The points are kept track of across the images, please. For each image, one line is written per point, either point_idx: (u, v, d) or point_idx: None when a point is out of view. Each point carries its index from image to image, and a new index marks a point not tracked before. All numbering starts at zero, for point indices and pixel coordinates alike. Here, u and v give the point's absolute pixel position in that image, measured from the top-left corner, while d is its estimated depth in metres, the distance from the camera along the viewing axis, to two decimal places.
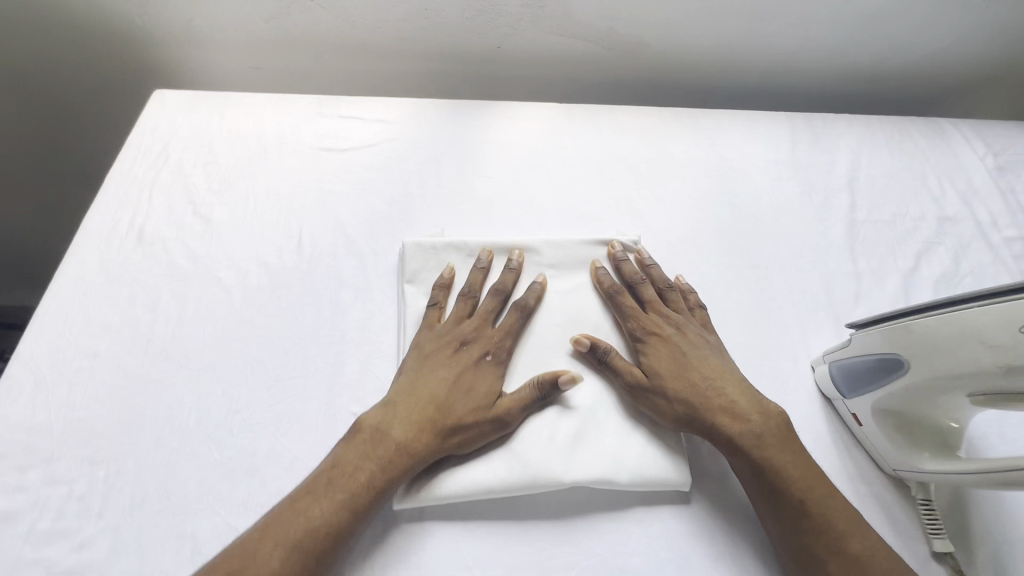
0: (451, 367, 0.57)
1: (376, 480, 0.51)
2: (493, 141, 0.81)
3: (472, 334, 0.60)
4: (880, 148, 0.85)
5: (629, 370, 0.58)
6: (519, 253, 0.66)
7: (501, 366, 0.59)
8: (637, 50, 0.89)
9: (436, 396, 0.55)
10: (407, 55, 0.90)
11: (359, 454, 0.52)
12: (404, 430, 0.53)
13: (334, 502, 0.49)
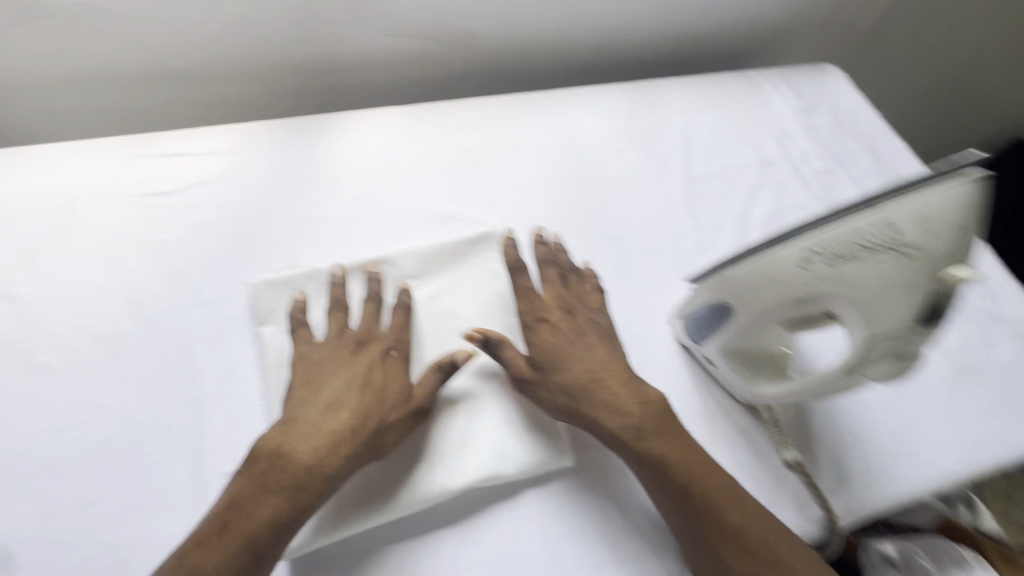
0: (350, 373, 0.57)
1: (287, 507, 0.49)
2: (337, 154, 0.78)
3: (368, 335, 0.60)
4: (706, 107, 0.93)
5: (516, 362, 0.59)
6: (378, 261, 0.66)
7: (403, 362, 0.59)
8: (471, 42, 0.89)
9: (330, 407, 0.54)
10: (228, 75, 0.83)
11: (258, 489, 0.50)
12: (308, 450, 0.51)
13: (245, 535, 0.48)
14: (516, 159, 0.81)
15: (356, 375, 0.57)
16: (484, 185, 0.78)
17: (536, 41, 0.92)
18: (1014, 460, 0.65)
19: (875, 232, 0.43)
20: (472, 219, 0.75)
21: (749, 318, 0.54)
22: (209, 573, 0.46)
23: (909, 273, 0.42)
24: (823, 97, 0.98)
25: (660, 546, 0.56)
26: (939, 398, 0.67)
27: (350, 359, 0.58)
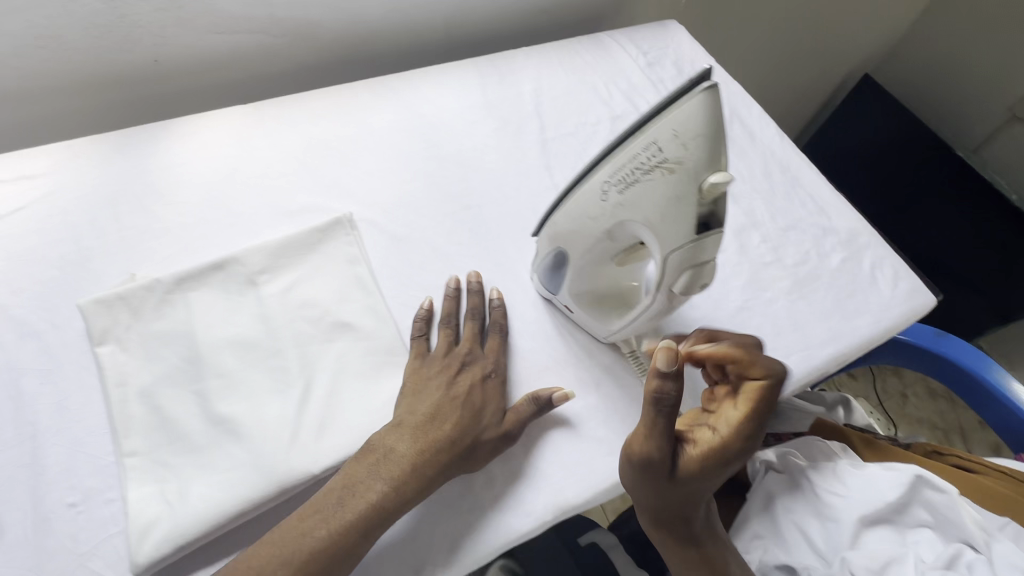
0: (455, 389, 0.59)
1: (386, 500, 0.51)
2: (176, 162, 0.74)
3: (469, 356, 0.62)
4: (557, 73, 0.95)
5: (507, 422, 0.59)
6: (477, 276, 0.69)
7: (501, 383, 0.62)
8: (310, 32, 0.87)
9: (452, 419, 0.56)
10: (43, 92, 0.77)
11: (367, 476, 0.52)
12: (406, 445, 0.54)
13: (345, 521, 0.50)
14: (369, 143, 0.81)
15: (473, 385, 0.60)
16: (337, 172, 0.77)
17: (379, 24, 0.91)
18: (848, 354, 0.72)
19: (642, 154, 0.47)
20: (326, 209, 0.74)
21: (581, 260, 0.57)
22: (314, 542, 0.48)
23: (677, 186, 0.46)
24: (666, 51, 1.03)
25: (543, 478, 0.58)
26: (781, 310, 0.74)
27: (471, 373, 0.60)
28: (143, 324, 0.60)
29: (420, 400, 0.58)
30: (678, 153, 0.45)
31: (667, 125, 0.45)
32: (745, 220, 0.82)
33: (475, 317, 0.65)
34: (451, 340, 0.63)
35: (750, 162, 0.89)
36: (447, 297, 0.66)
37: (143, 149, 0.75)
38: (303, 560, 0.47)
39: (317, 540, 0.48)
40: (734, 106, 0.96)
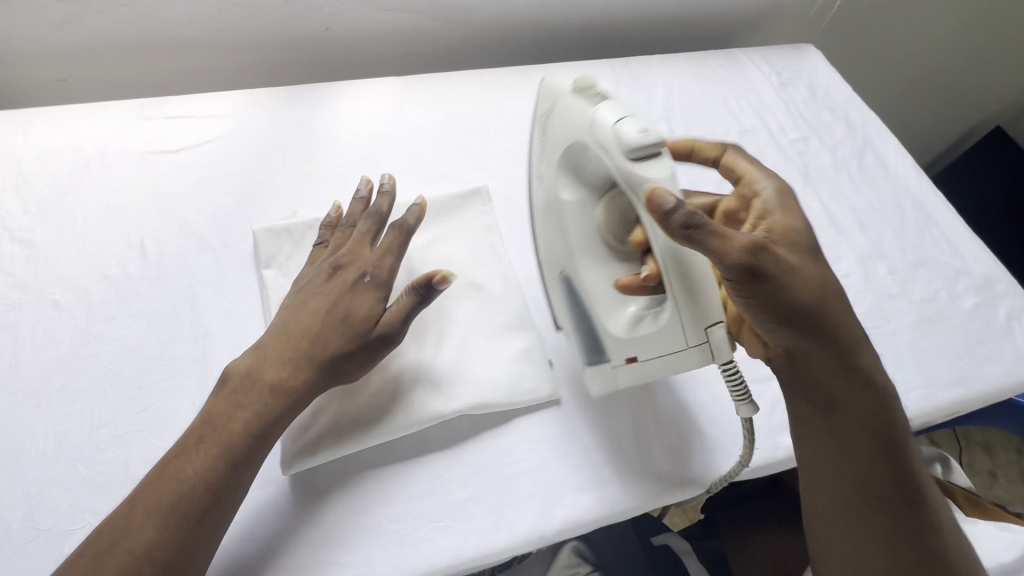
0: (325, 295, 0.57)
1: (253, 426, 0.51)
2: (336, 118, 0.81)
3: (346, 259, 0.60)
4: (688, 82, 0.97)
5: (383, 322, 0.56)
6: (390, 177, 0.66)
7: (379, 283, 0.58)
8: (463, 18, 0.93)
9: (312, 331, 0.56)
10: (232, 45, 0.87)
11: (224, 407, 0.52)
12: (305, 374, 0.54)
13: (228, 438, 0.50)
14: (505, 125, 0.85)
15: (344, 292, 0.57)
16: (474, 148, 0.82)
17: (524, 17, 0.96)
18: (975, 401, 0.69)
19: (543, 127, 0.61)
20: (464, 180, 0.79)
21: (584, 259, 0.56)
22: (190, 474, 0.48)
23: (570, 112, 0.56)
24: (800, 72, 1.02)
25: (649, 455, 0.60)
26: (905, 344, 0.71)
27: (353, 278, 0.58)
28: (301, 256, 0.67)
29: (315, 318, 0.56)
30: (558, 101, 0.58)
31: (552, 94, 0.60)
32: (872, 249, 0.80)
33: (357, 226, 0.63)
34: (324, 257, 0.62)
35: (881, 193, 0.86)
36: (356, 201, 0.65)
37: (309, 104, 0.82)
38: (170, 504, 0.46)
39: (192, 469, 0.48)
40: (868, 135, 0.94)
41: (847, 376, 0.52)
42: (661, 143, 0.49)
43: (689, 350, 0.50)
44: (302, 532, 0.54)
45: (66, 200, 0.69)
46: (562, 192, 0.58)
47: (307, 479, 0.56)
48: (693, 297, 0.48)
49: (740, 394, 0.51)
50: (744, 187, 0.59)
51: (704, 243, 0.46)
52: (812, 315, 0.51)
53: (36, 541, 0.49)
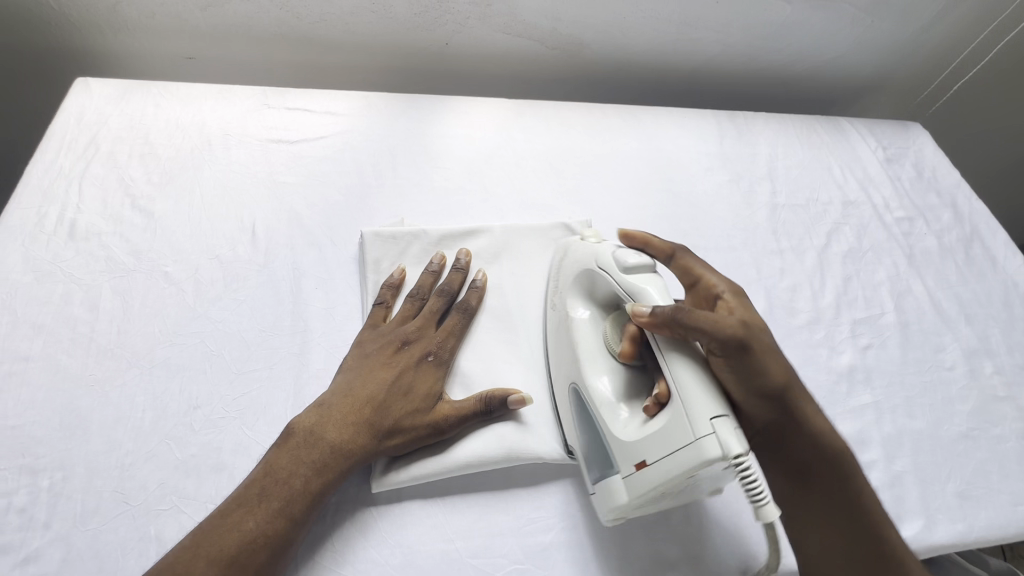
0: (391, 366, 0.55)
1: (312, 485, 0.49)
2: (448, 132, 0.82)
3: (414, 335, 0.58)
4: (794, 143, 0.95)
5: (435, 412, 0.54)
6: (467, 255, 0.66)
7: (442, 366, 0.57)
8: (578, 50, 0.94)
9: (375, 399, 0.53)
10: (354, 47, 0.89)
11: (286, 462, 0.49)
12: (365, 442, 0.51)
13: (292, 495, 0.48)
14: (611, 163, 0.85)
15: (411, 366, 0.56)
16: (579, 180, 0.82)
17: (638, 55, 0.96)
18: None
19: (557, 272, 0.64)
20: (565, 211, 0.78)
21: (594, 368, 0.55)
22: (250, 530, 0.45)
23: (582, 255, 0.61)
24: (908, 148, 1.00)
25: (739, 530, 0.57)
26: (1012, 452, 0.68)
27: (420, 355, 0.57)
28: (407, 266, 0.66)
29: (376, 383, 0.54)
30: (574, 246, 0.63)
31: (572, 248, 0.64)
32: (978, 344, 0.77)
33: (425, 298, 0.61)
34: (385, 323, 0.60)
35: (989, 287, 0.83)
36: (426, 272, 0.63)
37: (422, 114, 0.83)
38: (227, 557, 0.44)
39: (252, 524, 0.46)
40: (976, 224, 0.91)
41: (812, 455, 0.52)
42: (650, 266, 0.55)
43: (696, 446, 0.44)
44: (383, 556, 0.50)
45: (185, 177, 0.70)
46: (571, 310, 0.59)
47: (393, 500, 0.53)
48: (689, 388, 0.46)
49: (755, 492, 0.44)
50: (702, 287, 0.56)
51: (687, 322, 0.47)
52: (783, 393, 0.50)
53: (123, 516, 0.49)
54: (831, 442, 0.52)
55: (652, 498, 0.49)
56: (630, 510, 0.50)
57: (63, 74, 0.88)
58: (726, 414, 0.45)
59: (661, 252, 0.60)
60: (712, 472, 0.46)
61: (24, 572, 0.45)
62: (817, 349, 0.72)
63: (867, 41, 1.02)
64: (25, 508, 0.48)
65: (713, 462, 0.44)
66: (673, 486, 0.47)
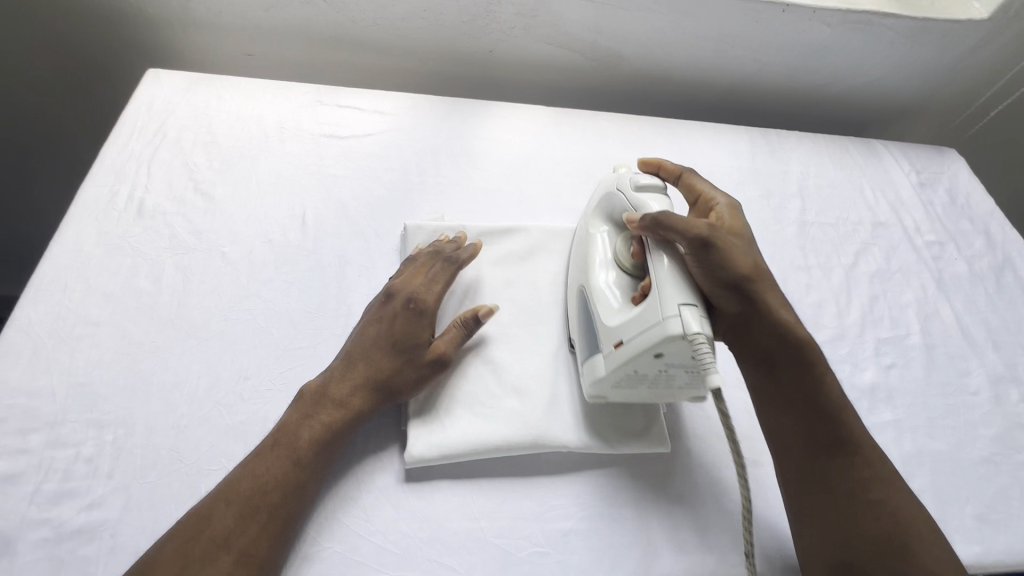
0: (380, 322, 0.59)
1: (318, 437, 0.52)
2: (488, 136, 0.86)
3: (399, 292, 0.61)
4: (826, 162, 0.96)
5: (429, 347, 0.58)
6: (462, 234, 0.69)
7: (426, 311, 0.59)
8: (616, 63, 0.97)
9: (368, 353, 0.57)
10: (403, 51, 0.93)
11: (298, 417, 0.53)
12: (362, 399, 0.55)
13: (301, 446, 0.52)
14: None
15: (399, 321, 0.58)
16: None
17: (675, 71, 0.99)
18: None
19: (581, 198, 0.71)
20: None
21: (598, 273, 0.61)
22: (264, 478, 0.49)
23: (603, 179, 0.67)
24: (942, 174, 1.00)
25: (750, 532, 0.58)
26: None
27: (403, 306, 0.59)
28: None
29: (370, 341, 0.58)
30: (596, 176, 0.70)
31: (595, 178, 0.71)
32: (1004, 372, 0.77)
33: (412, 264, 0.65)
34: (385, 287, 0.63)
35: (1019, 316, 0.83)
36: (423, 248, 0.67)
37: (464, 117, 0.87)
38: (241, 499, 0.48)
39: (266, 471, 0.50)
40: (1009, 252, 0.90)
41: (779, 347, 0.57)
42: (661, 188, 0.61)
43: (662, 323, 0.50)
44: (413, 529, 0.53)
45: (243, 165, 0.75)
46: (591, 227, 0.65)
47: (424, 475, 0.56)
48: (666, 279, 0.52)
49: (701, 365, 0.49)
50: (700, 203, 0.63)
51: (664, 225, 0.54)
52: (746, 287, 0.55)
53: (177, 473, 0.53)
54: (800, 336, 0.57)
55: (625, 375, 0.54)
56: (607, 385, 0.56)
57: (134, 69, 0.95)
58: (693, 302, 0.51)
59: (668, 175, 0.66)
60: (676, 354, 0.51)
61: (88, 516, 0.49)
62: (840, 364, 0.73)
63: (904, 65, 1.03)
64: (90, 459, 0.52)
65: (674, 337, 0.49)
66: (645, 366, 0.53)
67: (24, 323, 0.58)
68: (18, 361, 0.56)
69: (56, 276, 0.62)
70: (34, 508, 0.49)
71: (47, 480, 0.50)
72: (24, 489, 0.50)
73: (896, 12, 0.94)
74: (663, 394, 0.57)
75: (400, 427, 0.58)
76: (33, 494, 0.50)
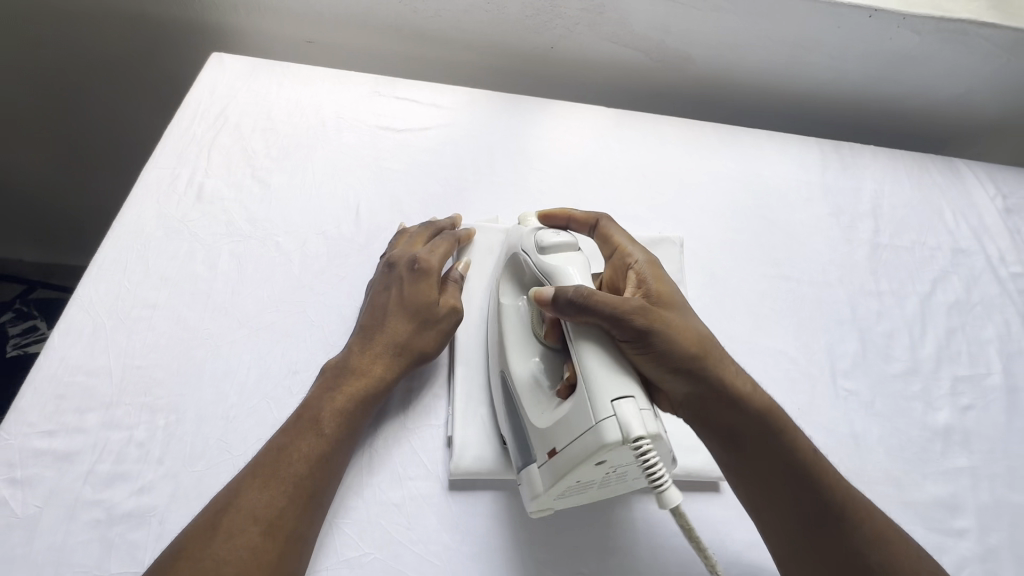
0: (390, 289, 0.59)
1: (347, 409, 0.52)
2: (546, 136, 0.83)
3: (402, 258, 0.61)
4: (902, 181, 0.90)
5: (443, 303, 0.59)
6: (458, 218, 0.70)
7: (433, 272, 0.60)
8: (682, 65, 0.93)
9: (382, 318, 0.57)
10: (462, 44, 0.91)
11: (325, 390, 0.53)
12: (383, 365, 0.55)
13: (330, 419, 0.51)
14: (705, 182, 0.84)
15: (407, 285, 0.59)
16: (671, 197, 0.81)
17: (743, 76, 0.94)
18: None
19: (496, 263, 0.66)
20: (656, 226, 0.78)
21: (519, 356, 0.55)
22: (293, 452, 0.48)
23: (509, 243, 0.62)
24: None
25: None
26: None
27: (407, 270, 0.60)
28: (473, 256, 0.68)
29: (380, 309, 0.58)
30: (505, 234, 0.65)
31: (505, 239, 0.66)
32: None
33: (412, 237, 0.65)
34: (385, 257, 0.63)
35: None
36: (420, 225, 0.67)
37: (522, 115, 0.84)
38: (269, 470, 0.46)
39: (298, 445, 0.48)
40: None
41: (742, 422, 0.50)
42: (572, 245, 0.56)
43: (596, 430, 0.44)
44: (455, 541, 0.51)
45: (300, 154, 0.75)
46: (504, 299, 0.60)
47: (467, 487, 0.55)
48: (595, 372, 0.46)
49: (654, 478, 0.43)
50: (616, 257, 0.58)
51: (589, 306, 0.48)
52: (691, 359, 0.49)
53: (222, 464, 0.52)
54: (759, 403, 0.50)
55: (567, 487, 0.47)
56: (549, 500, 0.49)
57: (194, 61, 0.98)
58: (629, 393, 0.45)
59: (582, 224, 0.62)
60: (620, 457, 0.45)
61: (138, 500, 0.49)
62: (912, 402, 0.68)
63: (998, 79, 0.95)
64: (141, 443, 0.52)
65: (612, 447, 0.43)
66: (586, 474, 0.46)
67: (86, 302, 0.59)
68: (79, 340, 0.56)
69: (117, 257, 0.62)
70: (87, 490, 0.49)
71: (101, 461, 0.51)
72: (80, 467, 0.50)
73: (995, 22, 0.86)
74: (615, 488, 0.51)
75: (445, 433, 0.57)
76: (87, 474, 0.50)
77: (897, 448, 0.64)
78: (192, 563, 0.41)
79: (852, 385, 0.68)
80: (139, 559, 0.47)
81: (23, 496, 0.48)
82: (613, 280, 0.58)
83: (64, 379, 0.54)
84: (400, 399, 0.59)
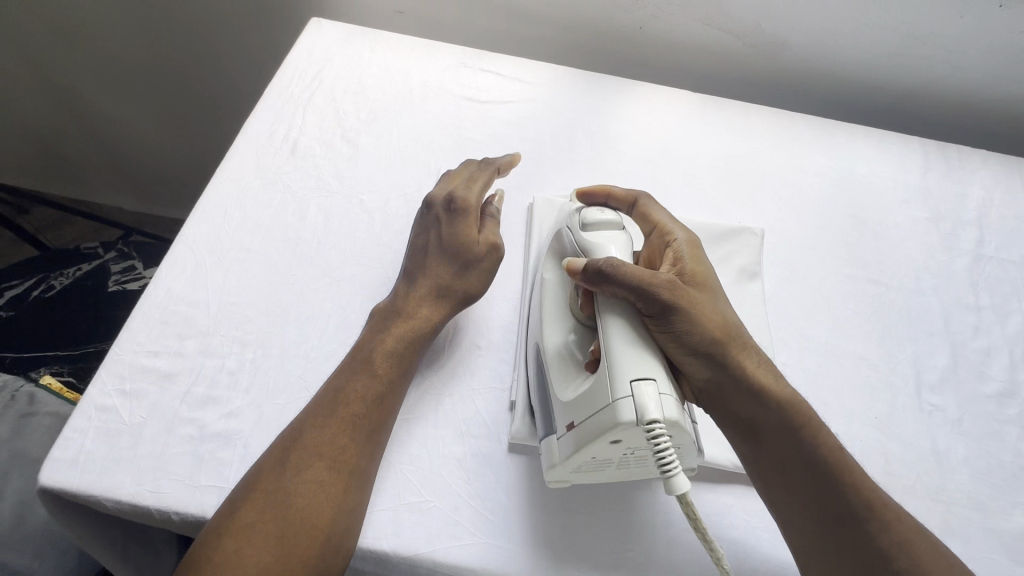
0: (429, 230, 0.61)
1: (397, 353, 0.54)
2: (628, 117, 0.82)
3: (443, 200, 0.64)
4: (1017, 189, 0.83)
5: (483, 239, 0.61)
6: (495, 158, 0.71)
7: (469, 209, 0.62)
8: (777, 52, 0.88)
9: (423, 263, 0.59)
10: (548, 20, 0.91)
11: (378, 334, 0.55)
12: (428, 309, 0.57)
13: (381, 360, 0.53)
14: (792, 175, 0.80)
15: (445, 225, 0.61)
16: (755, 187, 0.78)
17: (843, 67, 0.89)
18: None
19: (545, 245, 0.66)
20: (737, 215, 0.75)
21: (552, 327, 0.54)
22: (349, 392, 0.50)
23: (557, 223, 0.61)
24: None
25: None
26: None
27: (444, 210, 0.62)
28: (535, 231, 0.68)
29: (421, 252, 0.60)
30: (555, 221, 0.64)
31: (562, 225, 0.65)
32: None
33: (447, 180, 0.67)
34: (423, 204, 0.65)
35: None
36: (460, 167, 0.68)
37: (604, 94, 0.84)
38: (327, 407, 0.49)
39: (353, 384, 0.51)
40: None
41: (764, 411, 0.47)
42: (617, 223, 0.55)
43: (613, 407, 0.43)
44: (511, 501, 0.52)
45: (387, 119, 0.77)
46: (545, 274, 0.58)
47: (525, 452, 0.55)
48: (618, 348, 0.45)
49: (663, 462, 0.42)
50: (656, 235, 0.56)
51: (613, 281, 0.48)
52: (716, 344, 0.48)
53: (299, 400, 0.55)
54: (786, 397, 0.48)
55: (582, 462, 0.46)
56: (564, 473, 0.48)
57: (281, 43, 1.05)
58: (652, 378, 0.43)
59: (623, 203, 0.60)
60: (634, 439, 0.44)
61: (226, 423, 0.53)
62: (1006, 426, 0.63)
63: None
64: (230, 372, 0.56)
65: (627, 425, 0.42)
66: (600, 452, 0.45)
67: (190, 240, 0.64)
68: (183, 273, 0.61)
69: (219, 202, 0.67)
70: (183, 408, 0.54)
71: (197, 383, 0.55)
72: (179, 387, 0.55)
73: None
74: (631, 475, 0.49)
75: (507, 398, 0.59)
76: (184, 393, 0.55)
77: (985, 472, 0.59)
78: (266, 494, 0.44)
79: (938, 400, 0.64)
80: (223, 476, 0.51)
81: (131, 407, 0.53)
82: (652, 259, 0.56)
83: (169, 307, 0.59)
84: (465, 360, 0.60)
